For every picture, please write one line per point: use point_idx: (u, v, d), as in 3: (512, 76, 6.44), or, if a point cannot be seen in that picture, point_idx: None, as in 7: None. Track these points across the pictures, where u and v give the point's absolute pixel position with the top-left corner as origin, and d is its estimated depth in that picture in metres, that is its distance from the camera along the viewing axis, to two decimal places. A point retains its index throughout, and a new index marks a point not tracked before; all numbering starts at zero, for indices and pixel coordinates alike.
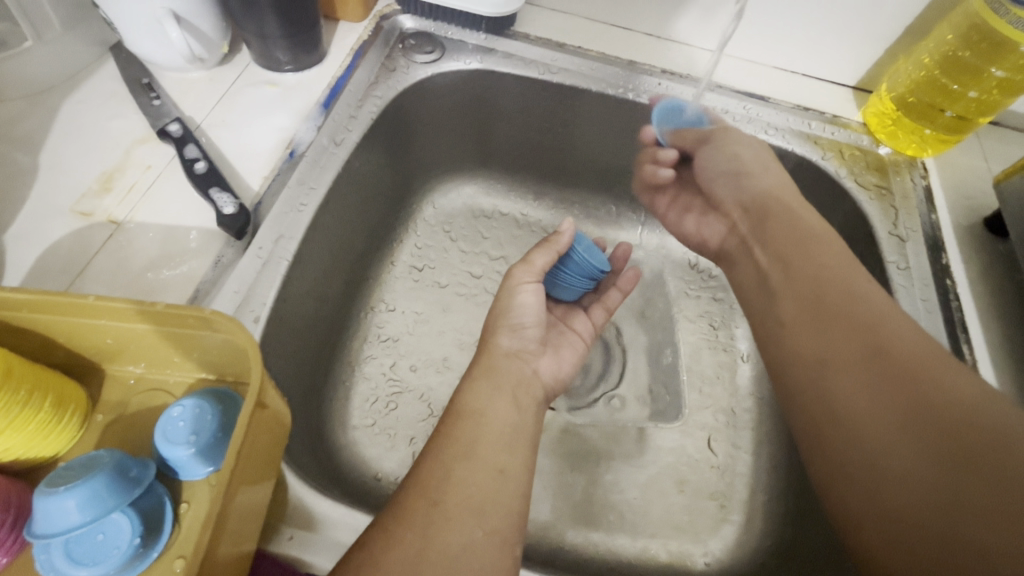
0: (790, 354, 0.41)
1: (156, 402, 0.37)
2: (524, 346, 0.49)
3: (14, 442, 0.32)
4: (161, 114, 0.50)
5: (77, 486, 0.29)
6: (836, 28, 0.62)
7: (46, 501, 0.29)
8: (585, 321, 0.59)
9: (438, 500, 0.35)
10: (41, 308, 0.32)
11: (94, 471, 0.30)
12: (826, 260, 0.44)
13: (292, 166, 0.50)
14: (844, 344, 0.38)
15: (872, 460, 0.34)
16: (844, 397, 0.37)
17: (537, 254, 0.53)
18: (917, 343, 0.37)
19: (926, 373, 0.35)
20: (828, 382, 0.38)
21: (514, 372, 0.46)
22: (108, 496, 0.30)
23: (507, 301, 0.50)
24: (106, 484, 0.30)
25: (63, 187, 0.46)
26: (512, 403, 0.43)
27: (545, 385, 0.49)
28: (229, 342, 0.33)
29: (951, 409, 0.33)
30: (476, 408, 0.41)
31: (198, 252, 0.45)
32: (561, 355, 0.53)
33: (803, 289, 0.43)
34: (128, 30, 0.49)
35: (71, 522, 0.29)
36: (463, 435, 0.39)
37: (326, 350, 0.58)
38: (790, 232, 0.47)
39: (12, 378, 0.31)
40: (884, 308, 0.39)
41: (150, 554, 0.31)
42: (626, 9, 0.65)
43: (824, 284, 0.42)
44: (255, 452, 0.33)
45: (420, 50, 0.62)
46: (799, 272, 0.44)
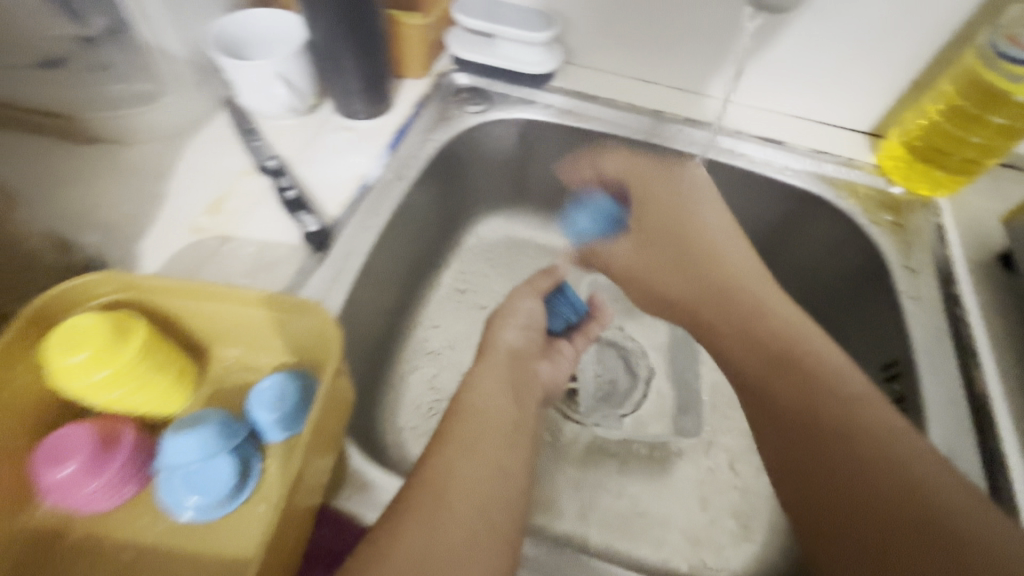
0: (733, 361, 0.53)
1: (250, 378, 0.45)
2: (526, 344, 0.57)
3: (149, 397, 0.40)
4: (262, 153, 0.61)
5: (194, 433, 0.38)
6: (846, 81, 0.68)
7: (172, 443, 0.38)
8: (571, 349, 0.63)
9: (446, 503, 0.40)
10: (177, 294, 0.41)
11: (207, 423, 0.39)
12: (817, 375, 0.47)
13: (362, 196, 0.60)
14: (833, 482, 0.43)
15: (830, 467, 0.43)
16: (776, 400, 0.48)
17: (540, 278, 0.62)
18: (854, 393, 0.46)
19: (833, 414, 0.45)
20: (773, 390, 0.49)
21: (517, 369, 0.53)
22: (217, 442, 0.39)
23: (513, 305, 0.58)
24: (214, 435, 0.39)
25: (183, 209, 0.57)
26: (512, 399, 0.49)
27: (545, 385, 0.56)
28: (313, 327, 0.42)
29: (847, 438, 0.43)
30: (477, 405, 0.47)
31: (284, 262, 0.54)
32: (558, 364, 0.60)
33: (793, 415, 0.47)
34: (242, 87, 0.61)
35: (189, 459, 0.38)
36: (460, 433, 0.44)
37: (379, 355, 0.66)
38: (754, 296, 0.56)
39: (155, 345, 0.40)
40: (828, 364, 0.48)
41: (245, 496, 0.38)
42: (653, 66, 0.74)
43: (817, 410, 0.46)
44: (327, 419, 0.40)
45: (471, 103, 0.73)
46: (738, 323, 0.55)
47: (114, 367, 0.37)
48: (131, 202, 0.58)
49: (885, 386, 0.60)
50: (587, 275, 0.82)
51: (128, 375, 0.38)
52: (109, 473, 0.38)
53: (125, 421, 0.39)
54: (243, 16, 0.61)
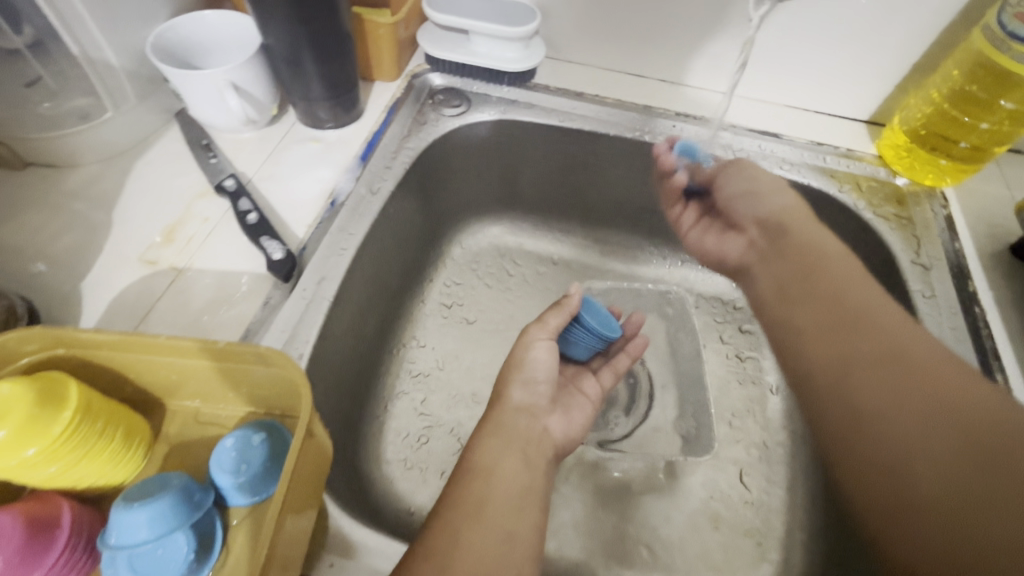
0: (815, 366, 0.43)
1: (212, 433, 0.40)
2: (534, 402, 0.51)
3: (88, 469, 0.35)
4: (218, 170, 0.55)
5: (147, 503, 0.33)
6: (844, 68, 0.64)
7: (120, 517, 0.32)
8: (594, 384, 0.60)
9: (448, 565, 0.35)
10: (119, 346, 0.35)
11: (163, 493, 0.34)
12: (845, 276, 0.45)
13: (333, 214, 0.55)
14: (860, 347, 0.41)
15: (893, 457, 0.35)
16: (860, 392, 0.39)
17: (550, 315, 0.55)
18: (933, 349, 0.38)
19: (941, 380, 0.36)
20: (853, 381, 0.39)
21: (524, 428, 0.48)
22: (172, 515, 0.33)
23: (520, 357, 0.52)
24: (172, 506, 0.33)
25: (133, 240, 0.52)
26: (522, 461, 0.44)
27: (556, 442, 0.51)
28: (278, 375, 0.36)
29: (989, 421, 0.33)
30: (486, 466, 0.43)
31: (248, 294, 0.49)
32: (569, 416, 0.54)
33: (830, 305, 0.44)
34: (192, 99, 0.55)
35: (138, 537, 0.32)
36: (471, 495, 0.40)
37: (362, 386, 0.61)
38: (804, 248, 0.49)
39: (91, 411, 0.34)
40: (882, 305, 0.42)
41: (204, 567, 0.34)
42: (640, 58, 0.70)
43: (846, 302, 0.44)
44: (303, 479, 0.35)
45: (448, 105, 0.68)
46: (816, 290, 0.46)
47: (42, 444, 0.32)
48: (72, 236, 0.52)
49: None
50: (579, 283, 0.78)
51: (61, 450, 0.32)
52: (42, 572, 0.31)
53: (64, 499, 0.34)
54: (191, 21, 0.55)
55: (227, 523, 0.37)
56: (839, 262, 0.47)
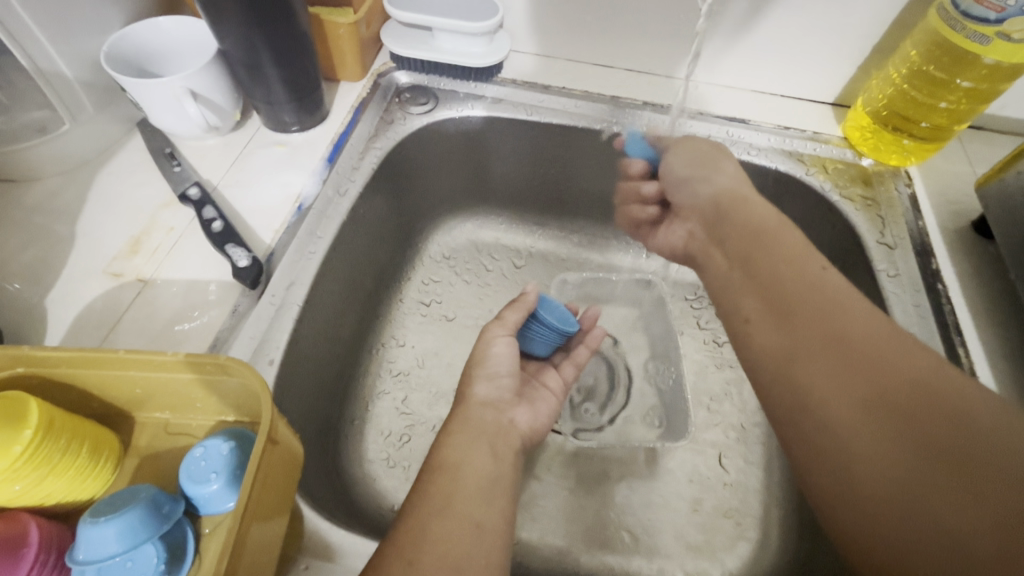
0: (761, 353, 0.40)
1: (183, 444, 0.40)
2: (499, 397, 0.52)
3: (55, 486, 0.35)
4: (182, 178, 0.55)
5: (115, 517, 0.33)
6: (807, 51, 0.65)
7: (88, 532, 0.33)
8: (557, 377, 0.62)
9: (413, 559, 0.35)
10: (80, 362, 0.35)
11: (131, 506, 0.34)
12: (787, 254, 0.43)
13: (300, 218, 0.55)
14: (804, 327, 0.38)
15: (839, 444, 0.34)
16: (804, 377, 0.37)
17: (508, 311, 0.57)
18: (877, 328, 0.36)
19: (887, 366, 0.34)
20: (797, 367, 0.37)
21: (490, 421, 0.48)
22: (142, 528, 0.33)
23: (483, 352, 0.54)
24: (140, 518, 0.34)
25: (98, 253, 0.51)
26: (490, 453, 0.45)
27: (523, 433, 0.51)
28: (243, 385, 0.37)
29: (933, 404, 0.32)
30: (454, 459, 0.43)
31: (217, 302, 0.49)
32: (535, 408, 0.55)
33: (771, 286, 0.42)
34: (152, 108, 0.54)
35: (109, 550, 0.32)
36: (438, 488, 0.40)
37: (340, 387, 0.61)
38: (747, 229, 0.47)
39: (54, 428, 0.34)
40: (821, 280, 0.40)
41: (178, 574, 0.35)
42: (606, 49, 0.70)
43: (786, 281, 0.41)
44: (270, 486, 0.36)
45: (415, 102, 0.67)
46: (761, 271, 0.43)
47: (4, 463, 0.32)
48: (36, 250, 0.51)
49: None
50: (556, 275, 0.79)
51: (24, 468, 0.33)
52: None
53: (31, 517, 0.34)
54: (146, 28, 0.55)
55: (200, 531, 0.37)
56: (782, 241, 0.44)
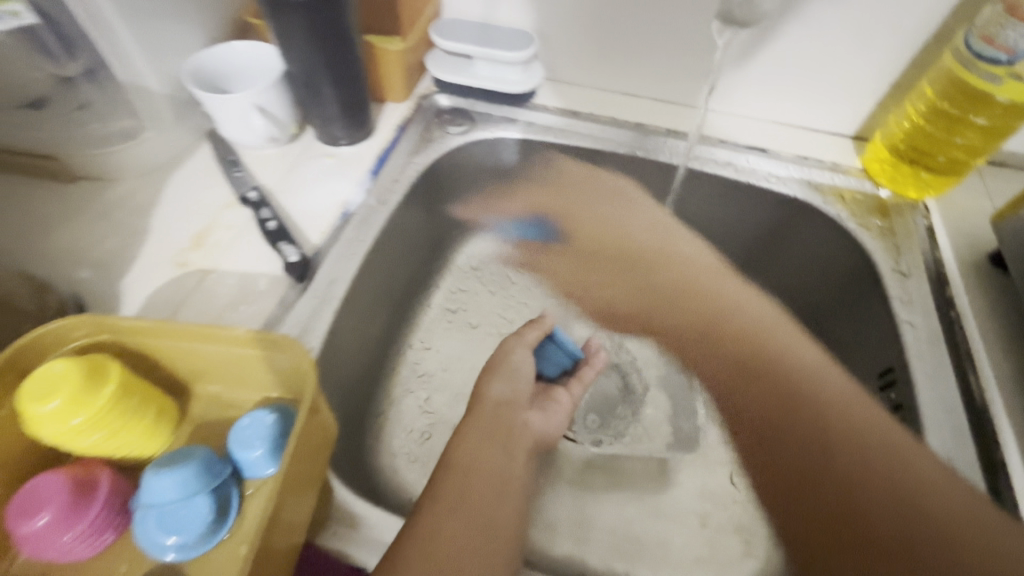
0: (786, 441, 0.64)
1: (231, 415, 0.45)
2: (513, 396, 0.54)
3: (124, 440, 0.39)
4: (243, 183, 0.61)
5: (175, 469, 0.38)
6: (825, 86, 0.68)
7: (150, 481, 0.37)
8: (564, 394, 0.61)
9: (435, 554, 0.39)
10: (153, 334, 0.40)
11: (189, 462, 0.39)
12: (821, 404, 0.62)
13: (345, 223, 0.60)
14: (853, 470, 0.57)
15: (851, 515, 0.56)
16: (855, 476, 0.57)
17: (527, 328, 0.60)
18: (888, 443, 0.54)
19: (929, 495, 0.51)
20: (831, 467, 0.59)
21: (501, 421, 0.51)
22: (196, 482, 0.38)
23: (501, 359, 0.56)
24: (195, 472, 0.38)
25: (167, 245, 0.57)
26: (502, 454, 0.48)
27: (534, 434, 0.54)
28: (289, 363, 0.41)
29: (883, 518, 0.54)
30: (466, 462, 0.46)
31: (268, 293, 0.54)
32: (547, 414, 0.58)
33: (812, 433, 0.62)
34: (222, 120, 0.61)
35: (168, 497, 0.37)
36: (452, 485, 0.44)
37: (369, 381, 0.65)
38: (780, 381, 0.66)
39: (129, 387, 0.39)
40: (833, 418, 0.60)
41: (223, 526, 0.39)
42: (633, 79, 0.74)
43: (829, 427, 0.60)
44: (306, 457, 0.40)
45: (453, 123, 0.73)
46: (805, 422, 0.62)
47: (90, 413, 0.37)
48: (114, 240, 0.58)
49: (880, 394, 0.59)
50: None
51: (104, 420, 0.38)
52: (85, 523, 0.37)
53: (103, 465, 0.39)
54: (222, 50, 0.62)
55: (244, 492, 0.41)
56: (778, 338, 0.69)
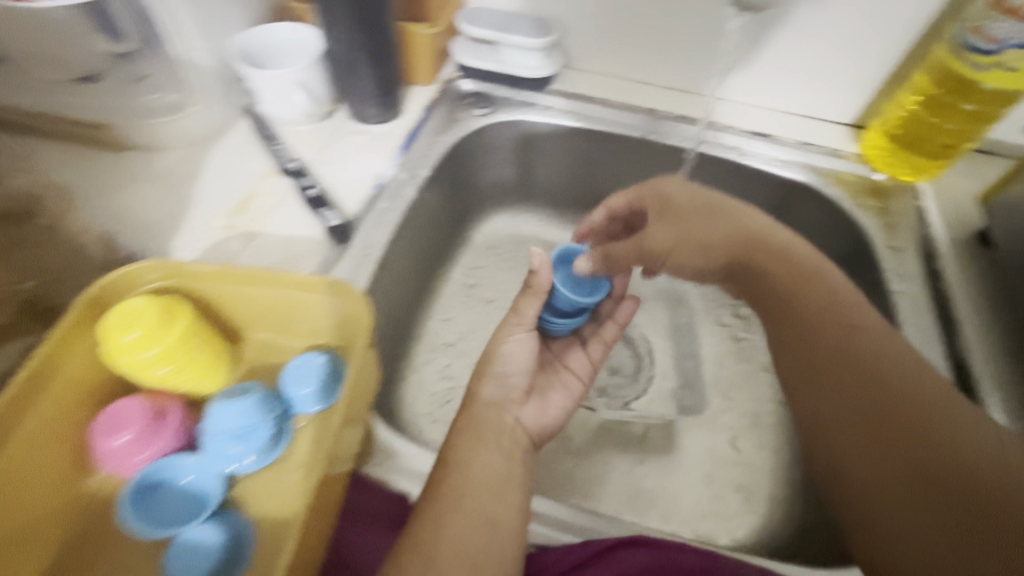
0: (811, 398, 0.47)
1: (282, 360, 0.49)
2: (506, 395, 0.55)
3: (192, 374, 0.43)
4: (283, 155, 0.66)
5: (237, 401, 0.41)
6: (827, 76, 0.73)
7: (217, 410, 0.41)
8: (581, 359, 0.66)
9: (433, 557, 0.40)
10: (220, 278, 0.44)
11: (248, 396, 0.42)
12: (878, 351, 0.45)
13: (377, 194, 0.64)
14: (879, 421, 0.42)
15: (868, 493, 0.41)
16: (848, 443, 0.43)
17: (525, 304, 0.59)
18: (912, 385, 0.42)
19: (931, 435, 0.39)
20: (828, 422, 0.45)
21: (494, 420, 0.52)
22: (256, 415, 0.42)
23: (495, 351, 0.57)
24: (254, 406, 0.42)
25: (213, 210, 0.61)
26: (496, 452, 0.49)
27: (526, 431, 0.55)
28: (343, 309, 0.46)
29: (983, 494, 0.36)
30: (459, 457, 0.47)
31: (309, 255, 0.58)
32: (545, 401, 0.59)
33: (863, 390, 0.44)
34: (264, 95, 0.65)
35: (232, 427, 0.41)
36: (459, 470, 0.46)
37: (396, 345, 0.69)
38: (823, 310, 0.49)
39: (198, 326, 0.43)
40: (887, 368, 0.44)
41: (273, 454, 0.43)
42: (646, 68, 0.79)
43: (884, 383, 0.43)
44: (356, 398, 0.45)
45: (476, 106, 0.77)
46: (827, 368, 0.46)
47: (165, 345, 0.41)
48: (162, 205, 0.62)
49: None
50: None
51: (174, 354, 0.42)
52: (154, 448, 0.41)
53: (172, 397, 0.43)
54: (265, 29, 0.66)
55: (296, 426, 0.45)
56: (818, 299, 0.49)
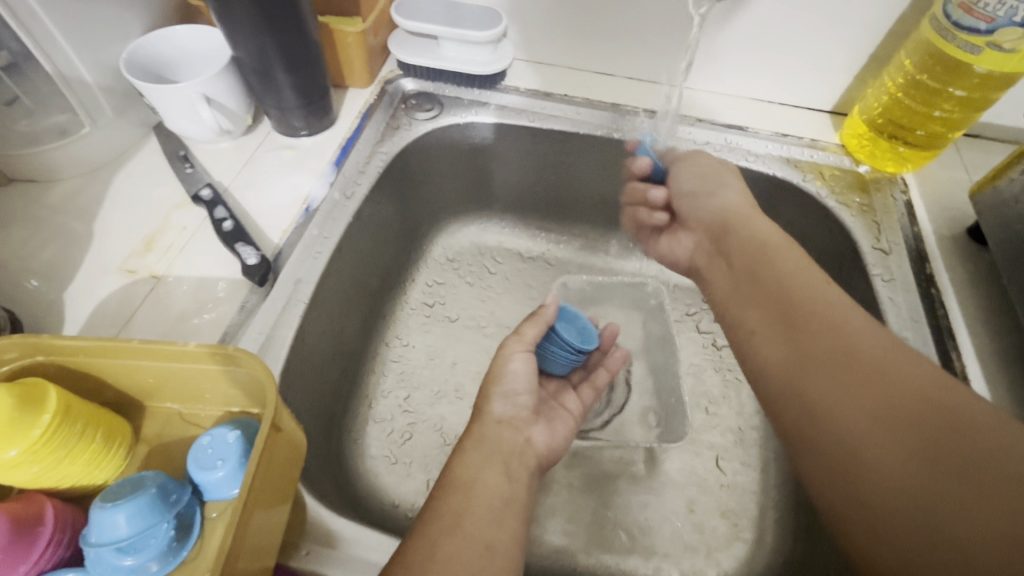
0: (772, 370, 0.41)
1: (191, 434, 0.42)
2: (515, 413, 0.53)
3: (69, 470, 0.36)
4: (195, 180, 0.57)
5: (124, 502, 0.34)
6: (804, 60, 0.66)
7: (100, 516, 0.34)
8: (575, 399, 0.62)
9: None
10: (97, 352, 0.37)
11: (139, 492, 0.35)
12: (814, 298, 0.42)
13: (308, 219, 0.57)
14: (817, 357, 0.39)
15: (851, 457, 0.34)
16: (824, 399, 0.37)
17: (527, 326, 0.59)
18: (885, 347, 0.37)
19: (893, 376, 0.35)
20: (809, 392, 0.38)
21: (507, 440, 0.49)
22: (151, 512, 0.35)
23: (500, 369, 0.55)
24: (149, 504, 0.35)
25: (115, 251, 0.53)
26: (504, 473, 0.46)
27: (539, 453, 0.52)
28: (250, 376, 0.38)
29: (963, 430, 0.31)
30: (467, 478, 0.44)
31: (227, 298, 0.51)
32: (553, 426, 0.56)
33: (807, 336, 0.40)
34: (167, 112, 0.56)
35: (120, 533, 0.34)
36: (452, 507, 0.41)
37: (344, 384, 0.62)
38: (763, 263, 0.47)
39: (70, 413, 0.36)
40: (850, 321, 0.39)
41: (178, 555, 0.36)
42: (606, 58, 0.71)
43: (824, 328, 0.40)
44: (270, 474, 0.37)
45: (420, 109, 0.69)
46: (780, 307, 0.43)
47: (24, 445, 0.33)
48: (55, 247, 0.53)
49: None
50: (556, 279, 0.80)
51: (43, 451, 0.34)
52: (27, 565, 0.33)
53: (48, 498, 0.36)
54: (163, 35, 0.57)
55: (207, 516, 0.39)
56: (812, 291, 0.43)
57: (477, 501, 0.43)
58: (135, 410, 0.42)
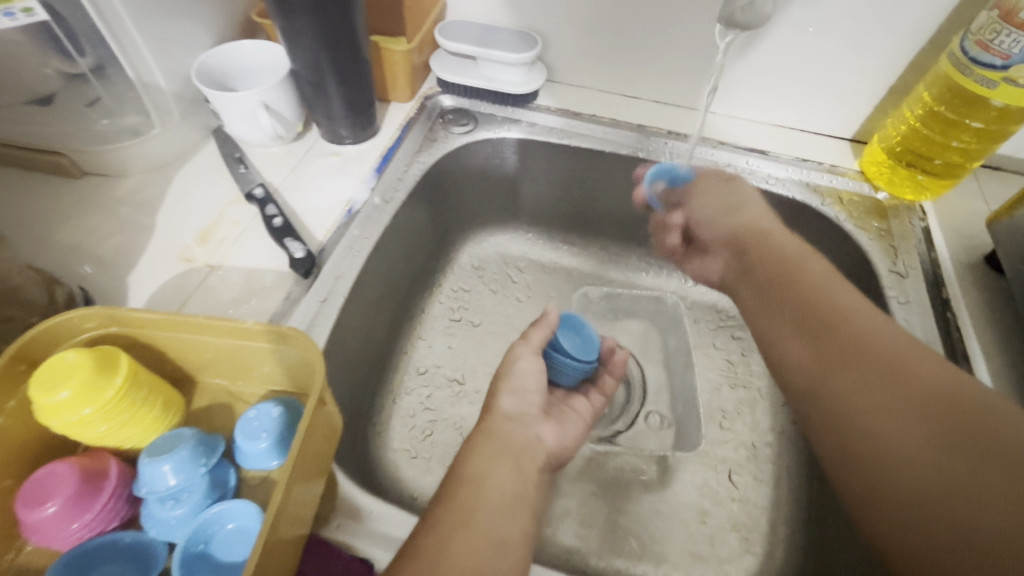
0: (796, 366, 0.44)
1: (238, 410, 0.46)
2: (524, 410, 0.55)
3: (132, 432, 0.40)
4: (247, 179, 0.62)
5: (169, 455, 0.38)
6: (825, 90, 0.69)
7: (147, 466, 0.38)
8: (585, 403, 0.64)
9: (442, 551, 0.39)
10: (163, 325, 0.41)
11: (181, 446, 0.39)
12: (870, 348, 0.41)
13: (349, 220, 0.61)
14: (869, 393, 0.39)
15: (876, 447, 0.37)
16: (861, 407, 0.39)
17: (533, 333, 0.61)
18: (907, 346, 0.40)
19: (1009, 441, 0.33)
20: (834, 391, 0.41)
21: (520, 435, 0.52)
22: (192, 465, 0.39)
23: (509, 370, 0.57)
24: (190, 458, 0.39)
25: (174, 241, 0.58)
26: (520, 466, 0.48)
27: (548, 450, 0.54)
28: (297, 354, 0.41)
29: None
30: (486, 467, 0.47)
31: (273, 288, 0.55)
32: (564, 427, 0.58)
33: (852, 371, 0.40)
34: (229, 118, 0.62)
35: (165, 482, 0.38)
36: (472, 492, 0.44)
37: (372, 378, 0.65)
38: (798, 299, 0.47)
39: (138, 380, 0.39)
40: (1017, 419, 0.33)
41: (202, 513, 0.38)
42: (635, 82, 0.75)
43: (913, 387, 0.37)
44: (312, 447, 0.40)
45: (457, 124, 0.74)
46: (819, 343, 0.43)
47: (97, 404, 0.37)
48: (122, 235, 0.58)
49: None
50: (578, 290, 0.82)
51: (113, 411, 0.38)
52: (92, 514, 0.37)
53: (111, 457, 0.39)
54: (229, 49, 0.63)
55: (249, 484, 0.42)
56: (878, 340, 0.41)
57: (496, 490, 0.45)
58: (188, 385, 0.46)
